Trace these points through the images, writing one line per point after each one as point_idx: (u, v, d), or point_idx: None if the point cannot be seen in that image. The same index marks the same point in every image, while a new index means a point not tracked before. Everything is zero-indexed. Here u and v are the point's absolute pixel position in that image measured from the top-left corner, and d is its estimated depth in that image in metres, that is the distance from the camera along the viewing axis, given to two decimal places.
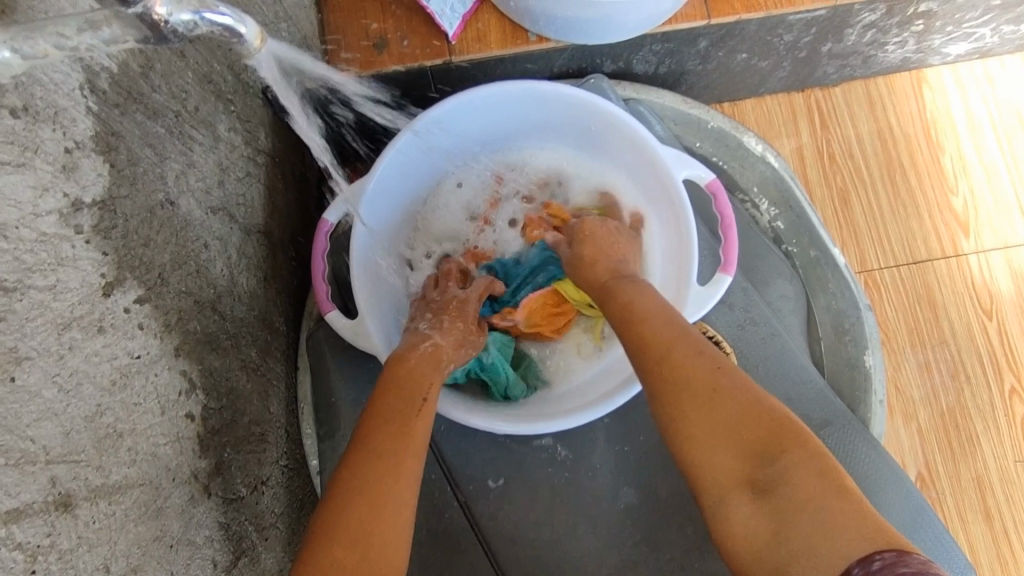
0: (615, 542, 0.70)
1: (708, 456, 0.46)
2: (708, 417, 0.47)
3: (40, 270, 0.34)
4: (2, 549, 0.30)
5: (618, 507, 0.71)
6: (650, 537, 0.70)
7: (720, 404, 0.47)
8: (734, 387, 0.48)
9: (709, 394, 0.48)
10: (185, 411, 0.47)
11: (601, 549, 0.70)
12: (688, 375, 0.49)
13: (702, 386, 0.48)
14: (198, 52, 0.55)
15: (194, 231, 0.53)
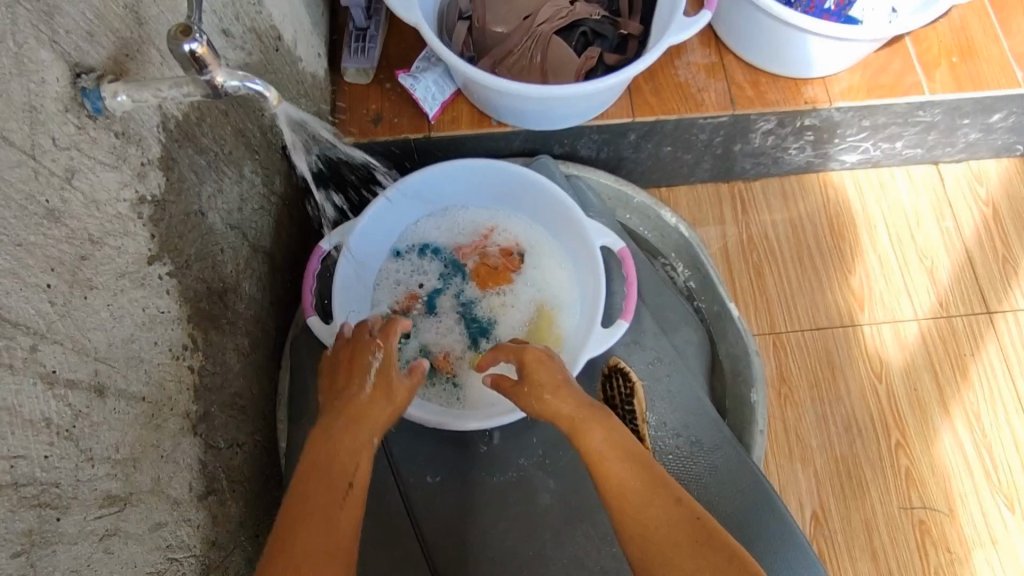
0: (529, 536, 0.81)
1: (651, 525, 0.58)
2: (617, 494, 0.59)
3: (113, 234, 0.52)
4: (60, 404, 0.45)
5: (534, 507, 0.83)
6: (557, 536, 0.81)
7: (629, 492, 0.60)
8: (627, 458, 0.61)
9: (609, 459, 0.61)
10: (188, 364, 0.63)
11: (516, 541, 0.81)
12: (592, 427, 0.63)
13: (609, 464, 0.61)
14: (237, 113, 0.75)
15: (214, 238, 0.70)
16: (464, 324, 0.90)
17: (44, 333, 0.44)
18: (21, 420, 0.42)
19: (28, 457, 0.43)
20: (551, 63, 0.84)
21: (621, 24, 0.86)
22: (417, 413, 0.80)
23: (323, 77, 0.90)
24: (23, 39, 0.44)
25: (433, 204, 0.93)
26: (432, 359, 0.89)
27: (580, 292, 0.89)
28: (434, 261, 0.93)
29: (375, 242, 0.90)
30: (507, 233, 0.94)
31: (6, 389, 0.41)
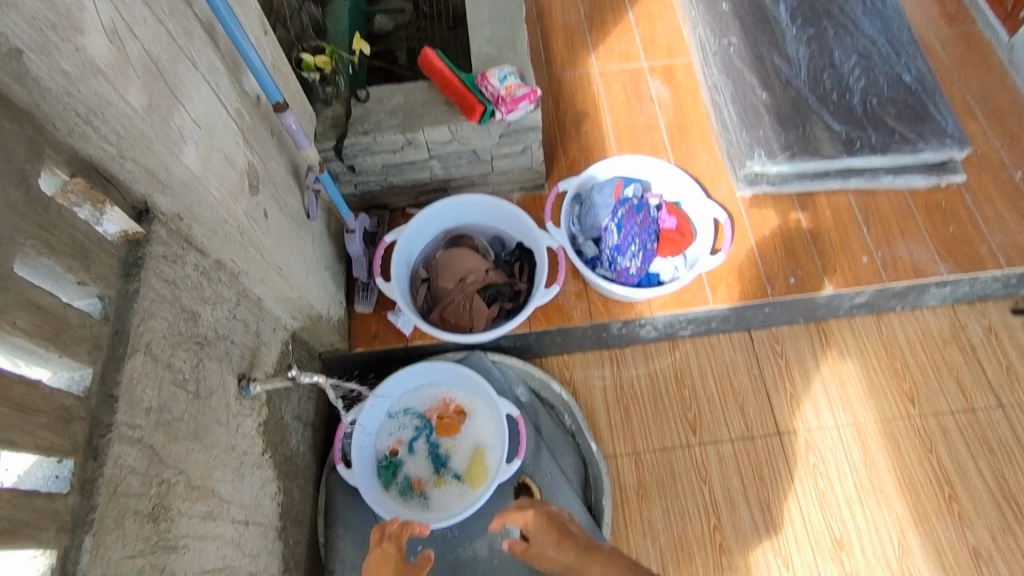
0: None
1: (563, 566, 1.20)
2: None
3: (251, 448, 1.14)
4: (237, 533, 1.07)
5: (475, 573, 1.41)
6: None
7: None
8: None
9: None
10: (275, 503, 1.24)
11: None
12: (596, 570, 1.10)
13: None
14: (299, 351, 1.39)
15: (288, 428, 1.32)
16: (430, 460, 1.51)
17: (233, 503, 1.06)
18: (226, 542, 1.03)
19: (228, 556, 1.03)
20: (471, 310, 1.46)
21: (514, 284, 1.50)
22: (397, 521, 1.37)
23: (344, 313, 1.53)
24: (225, 378, 1.07)
25: (413, 384, 1.54)
26: (411, 483, 1.48)
27: (499, 440, 1.48)
28: (413, 419, 1.53)
29: (376, 410, 1.50)
30: (457, 400, 1.54)
31: (223, 529, 1.02)
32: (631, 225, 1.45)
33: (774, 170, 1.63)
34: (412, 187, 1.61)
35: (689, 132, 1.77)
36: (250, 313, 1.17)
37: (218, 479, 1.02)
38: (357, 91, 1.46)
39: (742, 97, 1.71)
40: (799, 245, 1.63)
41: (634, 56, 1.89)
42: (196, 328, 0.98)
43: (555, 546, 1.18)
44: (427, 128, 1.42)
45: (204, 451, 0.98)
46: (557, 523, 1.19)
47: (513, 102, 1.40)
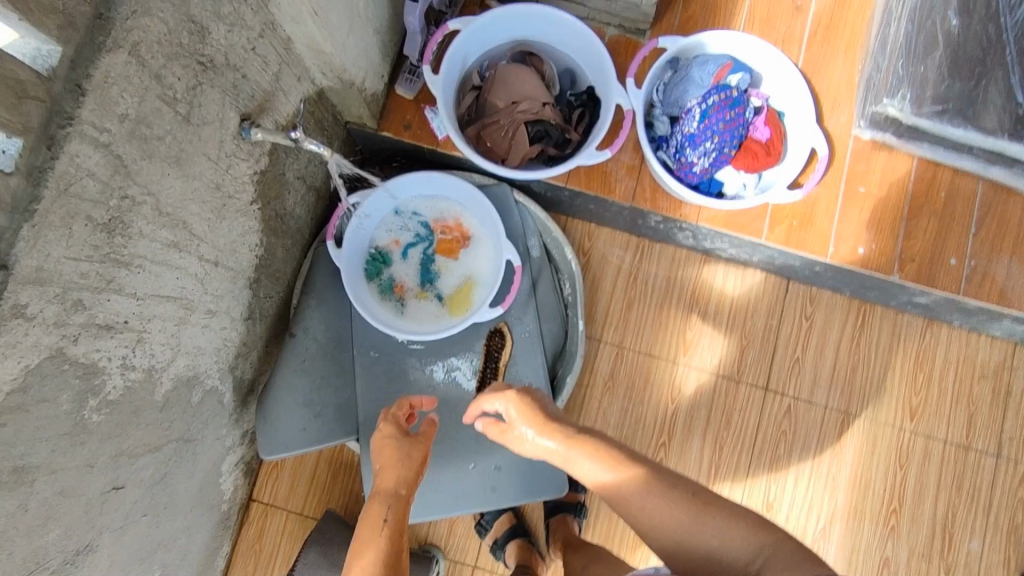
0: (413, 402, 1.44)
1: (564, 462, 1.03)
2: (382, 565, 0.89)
3: (239, 192, 1.10)
4: (204, 268, 1.07)
5: (422, 389, 1.45)
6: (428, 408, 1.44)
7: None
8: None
9: (385, 500, 0.99)
10: (253, 251, 1.23)
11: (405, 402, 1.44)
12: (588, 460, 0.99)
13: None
14: (317, 109, 1.30)
15: (286, 185, 1.28)
16: (420, 271, 1.48)
17: (206, 239, 1.04)
18: (190, 273, 1.03)
19: (189, 286, 1.04)
20: (512, 142, 1.31)
21: (568, 131, 1.32)
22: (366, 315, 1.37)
23: (382, 90, 1.40)
24: (227, 113, 0.99)
25: (428, 191, 1.47)
26: (393, 285, 1.47)
27: (491, 279, 1.44)
28: (416, 226, 1.48)
29: (383, 203, 1.45)
30: (465, 224, 1.47)
31: (188, 260, 1.01)
32: (719, 119, 1.23)
33: (909, 122, 1.38)
34: None
35: (835, 38, 1.49)
36: (271, 51, 1.05)
37: (195, 212, 0.99)
38: None
39: (922, 17, 1.38)
40: (890, 213, 1.41)
41: None
42: (202, 46, 0.89)
43: (545, 439, 1.03)
44: None
45: (182, 180, 0.93)
46: (538, 414, 1.06)
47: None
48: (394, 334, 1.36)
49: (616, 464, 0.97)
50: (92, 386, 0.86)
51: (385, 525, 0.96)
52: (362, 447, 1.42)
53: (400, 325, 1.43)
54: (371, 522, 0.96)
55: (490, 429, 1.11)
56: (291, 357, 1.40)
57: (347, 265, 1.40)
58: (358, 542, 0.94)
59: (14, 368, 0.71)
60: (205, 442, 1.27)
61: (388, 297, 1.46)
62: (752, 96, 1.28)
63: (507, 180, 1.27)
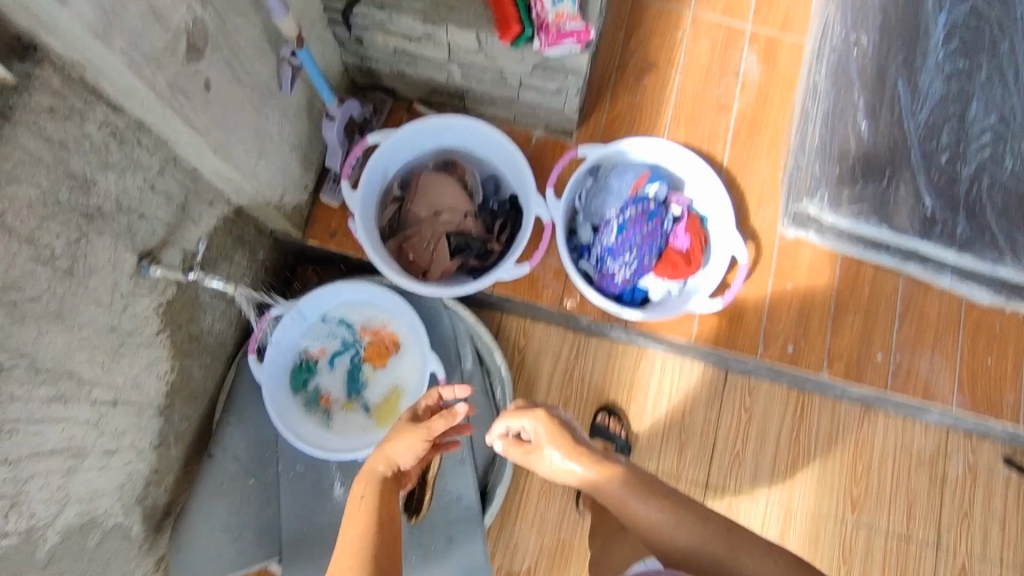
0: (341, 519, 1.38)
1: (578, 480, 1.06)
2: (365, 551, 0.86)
3: (141, 327, 1.05)
4: (99, 412, 1.01)
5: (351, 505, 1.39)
6: None
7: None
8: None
9: (374, 481, 0.99)
10: (164, 378, 1.18)
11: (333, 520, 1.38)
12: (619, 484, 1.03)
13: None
14: (236, 226, 1.27)
15: (201, 305, 1.24)
16: (347, 380, 1.46)
17: (100, 383, 0.99)
18: (82, 421, 0.98)
19: (81, 434, 0.98)
20: (433, 255, 1.30)
21: (489, 241, 1.32)
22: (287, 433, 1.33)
23: (306, 199, 1.39)
24: (122, 255, 0.96)
25: (355, 299, 1.46)
26: (319, 396, 1.44)
27: (418, 389, 1.42)
28: (343, 334, 1.47)
29: (309, 313, 1.42)
30: (393, 331, 1.46)
31: (78, 409, 0.96)
32: (636, 232, 1.24)
33: (830, 221, 1.38)
34: (424, 83, 1.40)
35: (758, 136, 1.52)
36: (174, 184, 1.03)
37: (84, 360, 0.94)
38: None
39: (835, 120, 1.44)
40: (820, 303, 1.44)
41: (741, 13, 1.58)
42: (87, 198, 0.85)
43: (559, 456, 1.06)
44: (452, 27, 1.18)
45: (68, 333, 0.89)
46: (565, 433, 1.07)
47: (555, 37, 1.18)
48: (317, 453, 1.32)
49: (640, 490, 1.02)
50: None
51: (356, 536, 0.89)
52: (286, 571, 1.35)
53: (325, 440, 1.39)
54: (353, 526, 0.91)
55: (510, 447, 1.11)
56: (209, 477, 1.34)
57: (269, 380, 1.37)
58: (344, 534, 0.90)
59: None
60: None
61: (313, 408, 1.43)
62: (671, 204, 1.29)
63: (427, 298, 1.26)
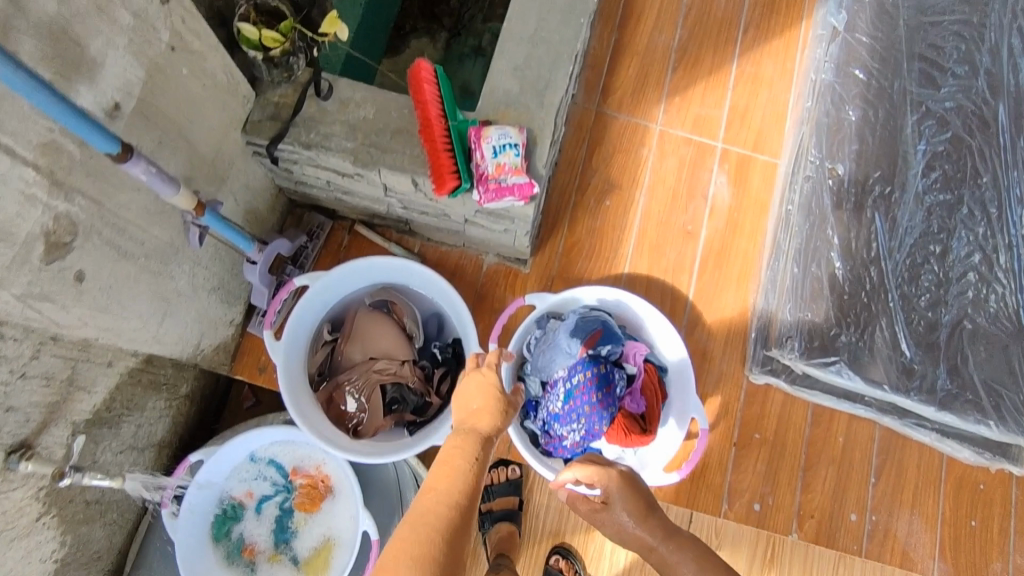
0: None
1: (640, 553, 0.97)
2: (444, 518, 0.70)
3: (14, 524, 0.92)
4: None
5: None
6: None
7: (463, 526, 0.71)
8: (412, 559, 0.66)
9: (491, 399, 0.84)
10: (53, 557, 1.05)
11: None
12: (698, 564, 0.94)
13: (422, 535, 0.68)
14: (149, 373, 1.15)
15: (105, 466, 1.10)
16: (274, 528, 1.33)
17: None
18: None
19: None
20: (366, 410, 1.20)
21: (428, 394, 1.22)
22: None
23: (232, 335, 1.27)
24: None
25: (286, 439, 1.32)
26: (242, 546, 1.31)
27: (350, 545, 1.29)
28: (273, 476, 1.33)
29: (233, 456, 1.29)
30: (328, 475, 1.33)
31: None
32: (585, 399, 1.13)
33: (801, 369, 1.33)
34: (364, 209, 1.30)
35: (727, 265, 1.44)
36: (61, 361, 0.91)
37: None
38: (320, 81, 1.10)
39: (807, 258, 1.38)
40: (790, 450, 1.37)
41: (712, 129, 1.51)
42: None
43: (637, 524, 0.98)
44: (385, 170, 1.10)
45: None
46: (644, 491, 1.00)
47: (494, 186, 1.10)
48: None
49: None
50: None
51: (439, 476, 0.75)
52: None
53: None
54: (440, 472, 0.76)
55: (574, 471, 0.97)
56: None
57: (184, 535, 1.24)
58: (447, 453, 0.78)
59: None
60: None
61: (235, 560, 1.30)
62: (626, 361, 1.19)
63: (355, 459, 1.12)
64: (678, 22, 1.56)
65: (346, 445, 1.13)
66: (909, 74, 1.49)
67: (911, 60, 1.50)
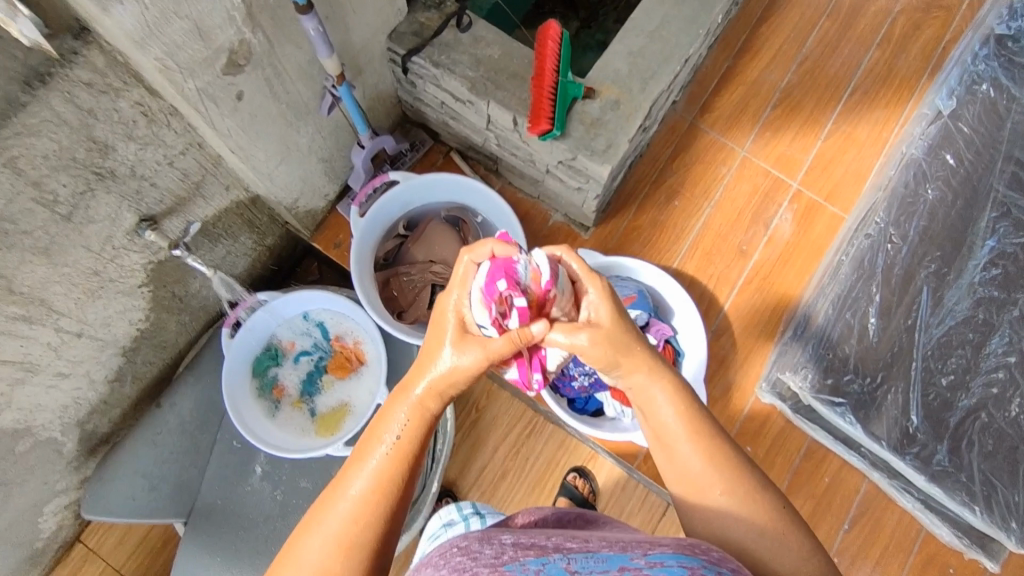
0: (257, 501, 1.46)
1: (644, 402, 0.85)
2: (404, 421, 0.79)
3: (123, 279, 1.16)
4: (65, 336, 1.13)
5: (271, 493, 1.47)
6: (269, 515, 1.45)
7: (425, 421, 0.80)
8: (357, 565, 0.72)
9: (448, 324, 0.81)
10: (136, 324, 1.29)
11: (250, 501, 1.46)
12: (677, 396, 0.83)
13: (367, 517, 0.74)
14: (252, 211, 1.38)
15: (195, 271, 1.35)
16: (304, 379, 1.53)
17: (72, 314, 1.11)
18: (44, 342, 1.09)
19: (38, 353, 1.10)
20: (413, 300, 1.39)
21: None
22: (230, 407, 1.40)
23: (323, 207, 1.49)
24: (124, 215, 1.07)
25: (338, 311, 1.53)
26: (274, 383, 1.51)
27: (361, 415, 1.46)
28: (316, 337, 1.54)
29: (293, 307, 1.50)
30: (361, 353, 1.52)
31: (47, 330, 1.08)
32: None
33: (807, 401, 1.42)
34: (464, 138, 1.50)
35: (768, 289, 1.56)
36: (198, 166, 1.14)
37: (59, 292, 1.05)
38: (463, 16, 1.32)
39: (844, 304, 1.49)
40: (775, 471, 1.45)
41: (793, 170, 1.65)
42: (102, 160, 0.96)
43: (655, 386, 0.84)
44: (493, 103, 1.30)
45: (48, 267, 1.00)
46: (642, 349, 0.84)
47: (496, 279, 0.78)
48: (246, 434, 1.38)
49: (738, 471, 0.78)
50: None
51: (404, 432, 0.79)
52: (186, 532, 1.42)
53: (261, 426, 1.45)
54: (415, 413, 0.80)
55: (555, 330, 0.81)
56: (149, 425, 1.43)
57: (232, 355, 1.44)
58: (370, 446, 0.78)
59: None
60: (25, 486, 1.29)
61: (264, 392, 1.50)
62: (649, 332, 1.33)
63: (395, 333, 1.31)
64: (791, 67, 1.72)
65: (392, 319, 1.32)
66: (1002, 173, 1.56)
67: (1008, 161, 1.57)
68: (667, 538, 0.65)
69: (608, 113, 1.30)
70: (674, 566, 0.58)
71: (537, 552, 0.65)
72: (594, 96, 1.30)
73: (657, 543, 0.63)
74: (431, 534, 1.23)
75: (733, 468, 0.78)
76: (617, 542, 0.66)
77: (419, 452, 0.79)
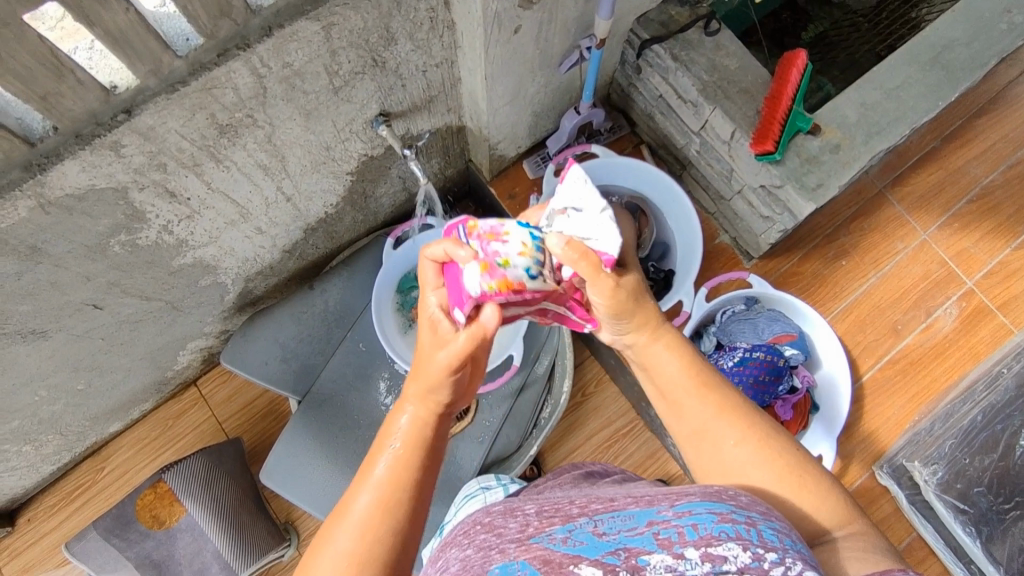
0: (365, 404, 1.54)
1: (649, 361, 0.87)
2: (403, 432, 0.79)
3: (339, 161, 1.25)
4: (278, 195, 1.22)
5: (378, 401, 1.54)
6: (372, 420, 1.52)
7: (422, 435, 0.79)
8: None
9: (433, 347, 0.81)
10: (326, 207, 1.39)
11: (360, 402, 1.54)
12: (683, 358, 0.86)
13: (377, 532, 0.70)
14: (453, 139, 1.46)
15: (387, 176, 1.43)
16: None
17: (293, 178, 1.21)
18: (263, 193, 1.19)
19: (255, 202, 1.19)
20: None
21: None
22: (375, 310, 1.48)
23: (511, 157, 1.55)
24: (370, 105, 1.15)
25: None
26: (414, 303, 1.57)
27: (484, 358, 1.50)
28: None
29: None
30: None
31: (271, 184, 1.18)
32: (755, 373, 1.38)
33: (928, 495, 1.44)
34: (663, 135, 1.53)
35: (912, 377, 1.51)
36: (441, 82, 1.21)
37: (294, 155, 1.14)
38: (712, 21, 1.33)
39: (995, 415, 1.44)
40: None
41: (972, 268, 1.57)
42: (383, 50, 1.04)
43: (657, 344, 0.87)
44: (718, 111, 1.32)
45: (302, 129, 1.09)
46: (649, 306, 0.87)
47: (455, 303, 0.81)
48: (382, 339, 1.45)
49: (745, 418, 0.81)
50: (132, 225, 1.01)
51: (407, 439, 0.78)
52: (297, 409, 1.51)
53: (393, 338, 1.52)
54: (421, 422, 0.80)
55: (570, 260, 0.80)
56: (298, 301, 1.53)
57: (389, 264, 1.51)
58: (371, 460, 0.77)
59: (84, 182, 0.87)
60: (188, 317, 1.41)
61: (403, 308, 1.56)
62: (797, 374, 1.43)
63: None
64: (1001, 165, 1.64)
65: None
66: None
67: None
68: (695, 485, 0.64)
69: (826, 154, 1.29)
70: (707, 516, 0.59)
71: (561, 521, 0.65)
72: (817, 133, 1.29)
73: (683, 491, 0.63)
74: (467, 494, 1.14)
75: (745, 421, 0.81)
76: (642, 496, 0.65)
77: (421, 466, 0.77)
